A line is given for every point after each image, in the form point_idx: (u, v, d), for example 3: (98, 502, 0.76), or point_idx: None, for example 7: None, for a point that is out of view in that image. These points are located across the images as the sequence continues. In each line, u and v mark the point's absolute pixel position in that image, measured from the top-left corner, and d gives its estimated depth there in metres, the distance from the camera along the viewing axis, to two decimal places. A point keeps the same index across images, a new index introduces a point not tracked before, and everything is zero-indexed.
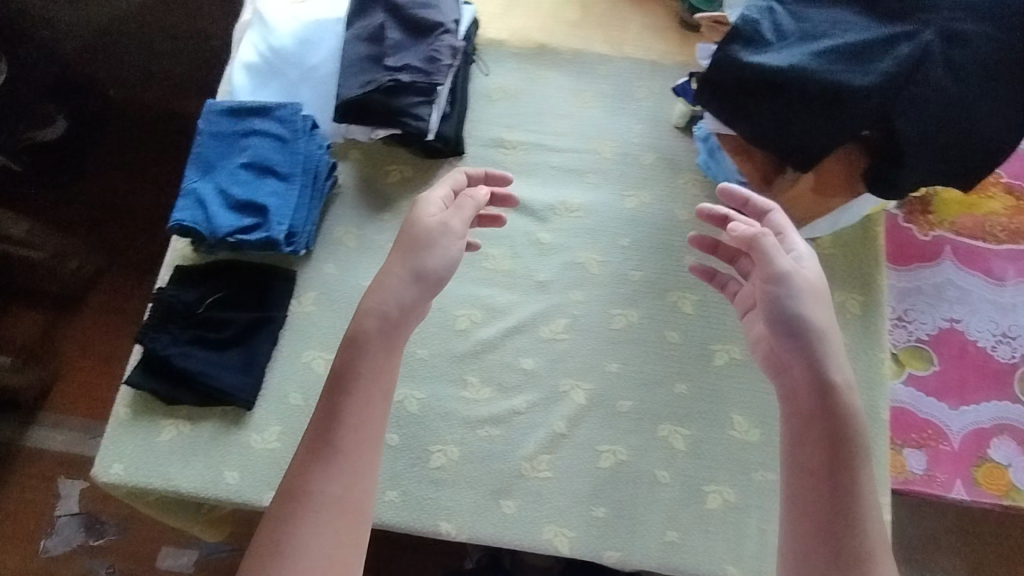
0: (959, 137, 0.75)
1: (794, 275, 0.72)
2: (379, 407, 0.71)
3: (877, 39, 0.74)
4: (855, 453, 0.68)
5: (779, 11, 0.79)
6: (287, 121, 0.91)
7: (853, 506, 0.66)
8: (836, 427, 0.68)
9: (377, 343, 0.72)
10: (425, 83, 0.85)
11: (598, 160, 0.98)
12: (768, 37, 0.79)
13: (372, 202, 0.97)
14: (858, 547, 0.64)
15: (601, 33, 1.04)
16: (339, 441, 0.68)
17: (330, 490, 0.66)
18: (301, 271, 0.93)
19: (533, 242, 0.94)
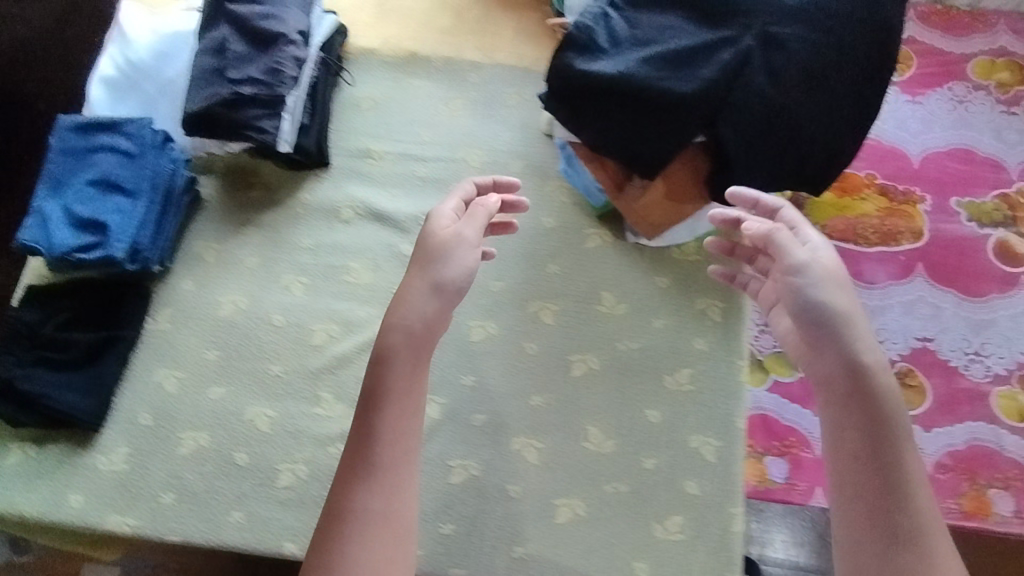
0: (789, 141, 0.73)
1: (811, 264, 0.67)
2: (413, 424, 0.69)
3: (700, 46, 0.73)
4: (900, 445, 0.62)
5: (612, 17, 0.77)
6: (135, 136, 0.89)
7: (904, 503, 0.59)
8: (869, 417, 0.62)
9: (405, 363, 0.70)
10: (269, 95, 0.84)
11: (465, 169, 0.97)
12: (601, 42, 0.76)
13: (234, 216, 0.95)
14: (916, 534, 0.58)
15: (474, 39, 1.03)
16: (378, 458, 0.67)
17: (376, 507, 0.65)
18: (157, 289, 0.92)
19: (395, 255, 0.93)
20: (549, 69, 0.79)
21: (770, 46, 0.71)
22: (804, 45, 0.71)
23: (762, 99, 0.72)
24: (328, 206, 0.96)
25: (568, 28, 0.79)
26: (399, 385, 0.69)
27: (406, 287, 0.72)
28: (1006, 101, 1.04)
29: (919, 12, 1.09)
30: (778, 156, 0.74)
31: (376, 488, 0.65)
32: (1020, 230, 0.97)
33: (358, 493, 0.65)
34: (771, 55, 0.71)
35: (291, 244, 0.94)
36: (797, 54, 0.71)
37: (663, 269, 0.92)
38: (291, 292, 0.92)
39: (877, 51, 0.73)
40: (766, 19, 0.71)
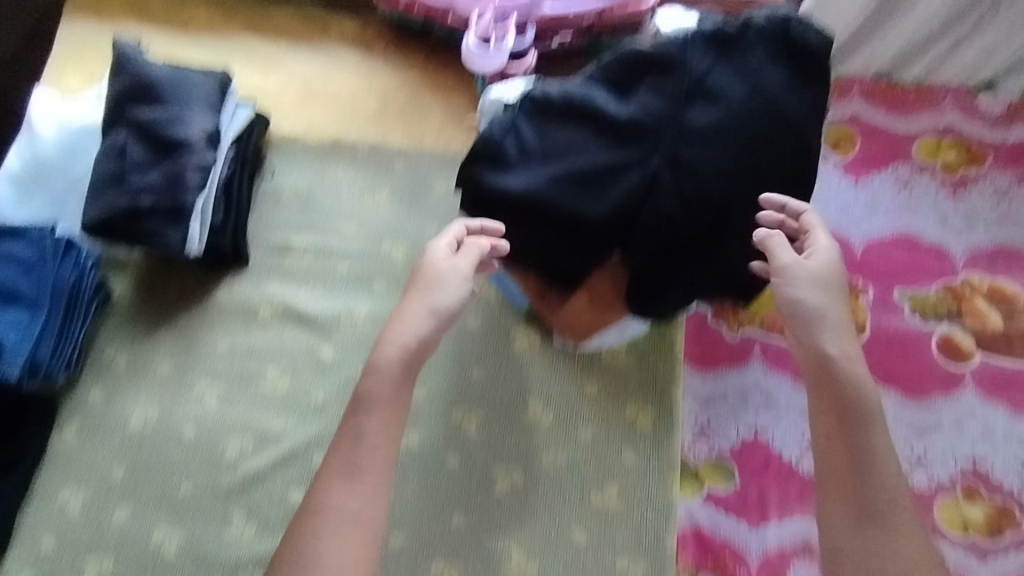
0: (703, 265, 0.71)
1: (809, 267, 0.69)
2: (383, 471, 0.69)
3: (609, 166, 0.69)
4: (869, 448, 0.67)
5: (522, 129, 0.73)
6: (36, 243, 0.85)
7: (871, 506, 0.65)
8: (839, 425, 0.68)
9: (379, 418, 0.70)
10: (172, 203, 0.80)
11: (389, 265, 0.94)
12: (511, 157, 0.73)
13: (147, 319, 0.91)
14: (885, 509, 0.65)
15: (401, 126, 1.00)
16: (359, 461, 0.68)
17: (349, 506, 0.66)
18: (65, 399, 0.88)
19: (314, 360, 0.90)
20: (460, 179, 0.75)
21: (682, 169, 0.67)
22: (717, 168, 0.68)
23: (675, 224, 0.69)
24: (244, 306, 0.92)
25: (478, 137, 0.74)
26: (371, 425, 0.69)
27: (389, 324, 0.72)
28: (951, 184, 1.01)
29: (863, 88, 1.05)
30: (694, 280, 0.72)
31: (340, 510, 0.66)
32: (963, 324, 0.94)
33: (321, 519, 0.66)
34: (684, 179, 0.68)
35: (205, 349, 0.90)
36: (710, 179, 0.68)
37: (592, 374, 0.89)
38: (204, 402, 0.88)
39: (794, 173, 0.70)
40: (676, 142, 0.67)
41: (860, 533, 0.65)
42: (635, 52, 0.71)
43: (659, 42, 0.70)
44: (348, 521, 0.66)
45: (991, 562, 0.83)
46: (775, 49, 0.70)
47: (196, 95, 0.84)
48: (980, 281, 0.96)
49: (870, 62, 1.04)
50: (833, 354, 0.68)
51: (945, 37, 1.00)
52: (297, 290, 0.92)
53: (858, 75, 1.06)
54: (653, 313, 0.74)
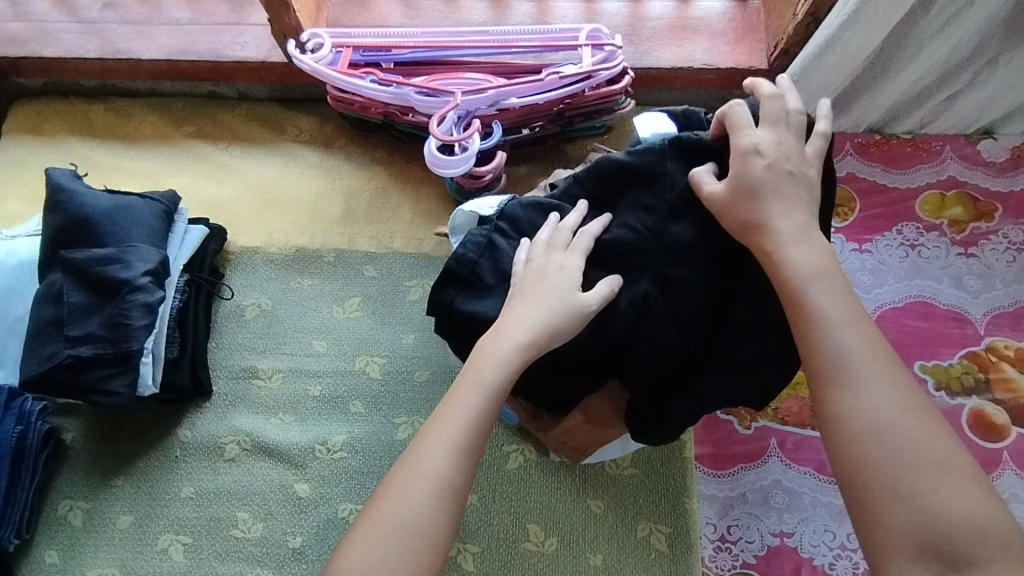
0: (703, 393, 0.63)
1: (747, 181, 0.58)
2: (455, 492, 0.54)
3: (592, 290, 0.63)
4: (845, 346, 0.52)
5: (500, 247, 0.68)
6: None
7: (864, 417, 0.50)
8: (801, 330, 0.54)
9: (479, 431, 0.57)
10: (117, 349, 0.73)
11: (365, 382, 0.87)
12: (487, 280, 0.67)
13: (104, 465, 0.84)
14: (855, 378, 0.51)
15: (368, 228, 0.94)
16: (447, 418, 0.57)
17: (436, 462, 0.54)
18: (14, 566, 0.79)
19: (289, 497, 0.81)
20: (429, 303, 0.68)
21: (670, 288, 0.61)
22: (710, 284, 0.61)
23: (667, 350, 0.62)
24: (211, 442, 0.84)
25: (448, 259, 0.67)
26: (455, 427, 0.56)
27: (496, 329, 0.61)
28: (961, 242, 0.95)
29: (856, 144, 1.01)
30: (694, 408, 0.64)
31: (396, 514, 0.53)
32: (994, 396, 0.87)
33: (368, 531, 0.52)
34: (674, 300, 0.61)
35: (169, 495, 0.82)
36: (704, 297, 0.61)
37: (596, 492, 0.81)
38: (169, 558, 0.79)
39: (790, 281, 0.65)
40: (662, 261, 0.61)
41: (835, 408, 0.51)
42: (611, 161, 0.65)
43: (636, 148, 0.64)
44: (404, 532, 0.52)
45: None
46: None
47: (140, 227, 0.79)
48: (1006, 346, 0.89)
49: (861, 119, 0.99)
50: (786, 253, 0.56)
51: (938, 93, 0.94)
52: (267, 420, 0.85)
53: (850, 132, 1.01)
54: (659, 439, 0.67)
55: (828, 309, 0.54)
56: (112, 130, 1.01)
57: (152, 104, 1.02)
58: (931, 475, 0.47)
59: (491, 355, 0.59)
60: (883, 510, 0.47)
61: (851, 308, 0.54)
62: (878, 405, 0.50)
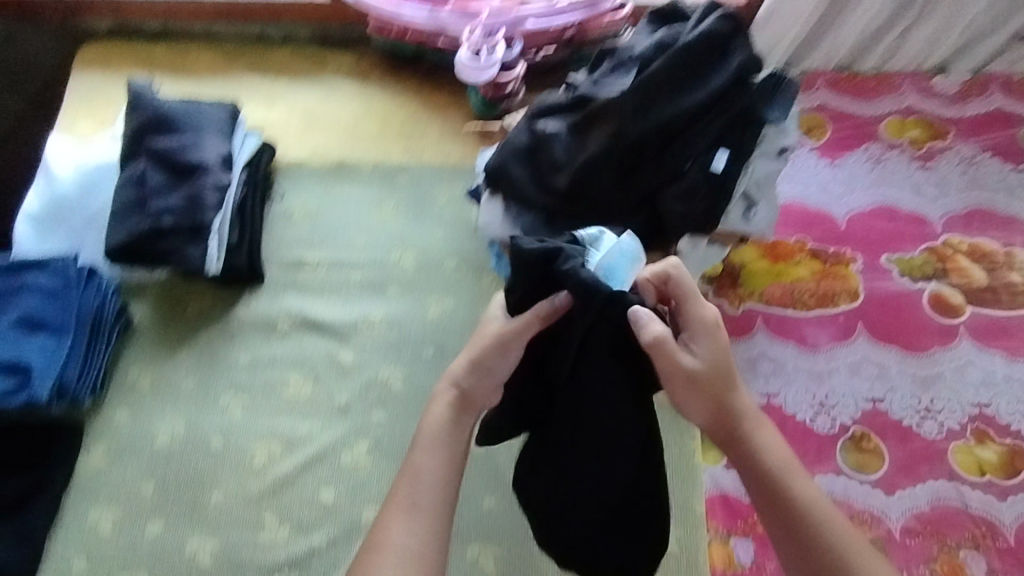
0: (639, 455, 0.68)
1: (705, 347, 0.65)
2: (427, 558, 0.61)
3: (612, 159, 0.74)
4: (836, 544, 0.63)
5: (539, 124, 0.81)
6: (61, 272, 0.88)
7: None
8: (802, 526, 0.64)
9: (428, 492, 0.64)
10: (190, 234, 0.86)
11: (399, 271, 0.98)
12: (527, 147, 0.81)
13: (169, 339, 0.94)
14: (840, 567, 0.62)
15: (401, 144, 1.07)
16: (409, 499, 0.63)
17: (402, 540, 0.61)
18: (89, 422, 0.89)
19: (334, 364, 0.92)
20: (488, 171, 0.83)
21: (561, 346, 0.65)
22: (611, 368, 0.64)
23: (572, 385, 0.65)
24: (264, 320, 0.95)
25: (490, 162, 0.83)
26: (411, 502, 0.63)
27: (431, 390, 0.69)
28: (920, 157, 1.08)
29: (828, 79, 1.15)
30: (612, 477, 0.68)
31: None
32: (950, 281, 0.99)
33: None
34: (578, 372, 0.64)
35: (227, 363, 0.93)
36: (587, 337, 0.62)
37: None
38: (229, 414, 0.90)
39: (756, 153, 0.79)
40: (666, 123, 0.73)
41: None
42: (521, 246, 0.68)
43: (636, 57, 0.78)
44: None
45: (1012, 501, 0.86)
46: (718, 50, 0.74)
47: (210, 124, 0.91)
48: (961, 241, 1.02)
49: (829, 57, 1.13)
50: (763, 448, 0.68)
51: (894, 27, 1.09)
52: (313, 302, 0.96)
53: (821, 69, 1.15)
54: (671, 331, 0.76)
55: (814, 512, 0.65)
56: (169, 64, 1.13)
57: (207, 44, 1.15)
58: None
59: (433, 427, 0.67)
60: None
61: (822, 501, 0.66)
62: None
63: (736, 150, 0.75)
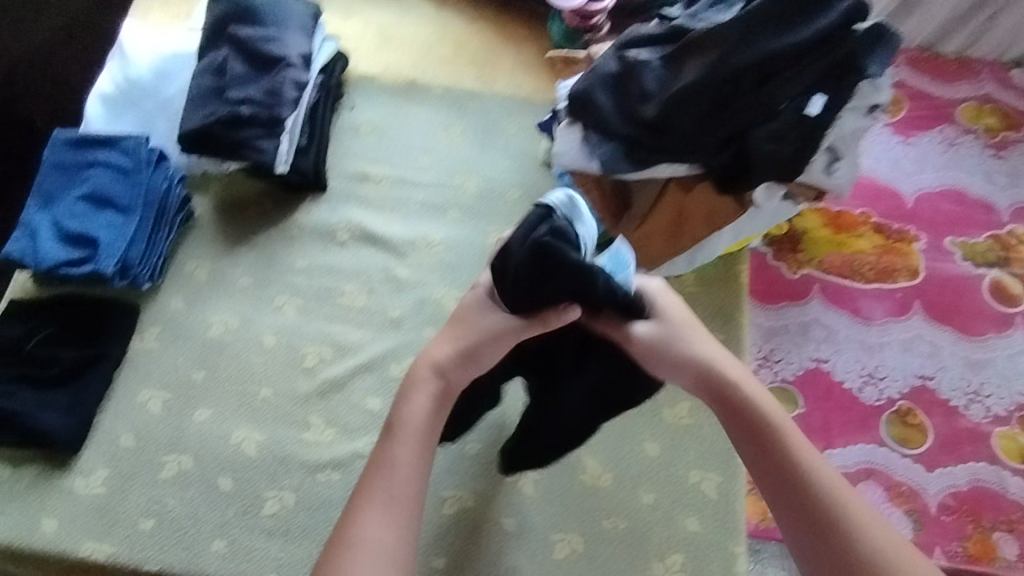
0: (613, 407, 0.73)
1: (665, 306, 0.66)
2: (399, 554, 0.55)
3: (707, 89, 0.73)
4: (831, 489, 0.57)
5: (629, 54, 0.80)
6: (130, 153, 0.88)
7: (864, 553, 0.54)
8: (791, 471, 0.58)
9: (404, 481, 0.59)
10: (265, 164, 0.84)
11: (461, 195, 0.97)
12: (616, 76, 0.80)
13: (228, 235, 0.94)
14: (834, 513, 0.56)
15: (473, 70, 1.06)
16: (381, 491, 0.58)
17: (372, 533, 0.55)
18: (144, 305, 0.89)
19: (389, 279, 0.92)
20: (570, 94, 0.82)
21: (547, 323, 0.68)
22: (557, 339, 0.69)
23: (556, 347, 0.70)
24: (324, 228, 0.95)
25: (575, 87, 0.82)
26: (385, 491, 0.58)
27: (409, 377, 0.64)
28: (994, 145, 1.06)
29: (909, 57, 1.12)
30: (564, 434, 0.75)
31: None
32: (1011, 271, 0.98)
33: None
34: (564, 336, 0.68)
35: (284, 265, 0.93)
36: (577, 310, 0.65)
37: None
38: (283, 314, 0.90)
39: (846, 107, 0.76)
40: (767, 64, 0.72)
41: (829, 542, 0.55)
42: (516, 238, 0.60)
43: None
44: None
45: None
46: None
47: (293, 20, 0.90)
48: None
49: (916, 34, 1.11)
50: (750, 395, 0.62)
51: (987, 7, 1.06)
52: (374, 216, 0.96)
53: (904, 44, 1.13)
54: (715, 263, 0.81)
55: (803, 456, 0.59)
56: None
57: None
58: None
59: (410, 410, 0.62)
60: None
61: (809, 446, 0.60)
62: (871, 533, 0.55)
63: (834, 92, 0.74)
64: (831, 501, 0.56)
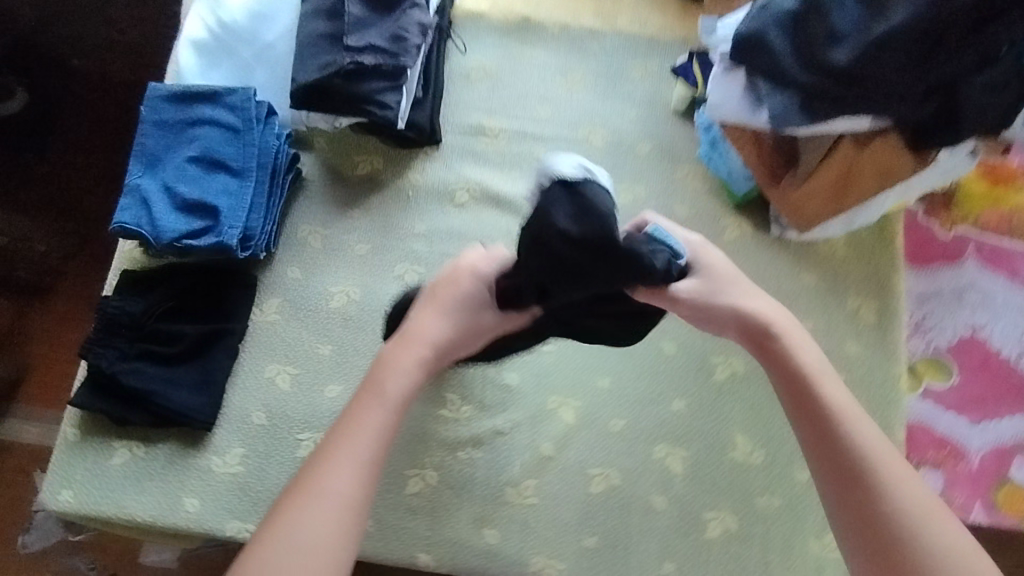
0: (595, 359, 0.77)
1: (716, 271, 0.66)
2: (355, 508, 0.56)
3: (917, 32, 0.64)
4: (867, 450, 0.58)
5: None
6: (238, 108, 0.80)
7: (888, 509, 0.55)
8: (828, 427, 0.59)
9: (374, 439, 0.59)
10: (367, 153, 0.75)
11: (587, 149, 0.89)
12: (795, 15, 0.69)
13: (341, 196, 0.87)
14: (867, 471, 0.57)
15: (592, 5, 0.95)
16: (348, 446, 0.58)
17: (334, 486, 0.56)
18: (261, 275, 0.84)
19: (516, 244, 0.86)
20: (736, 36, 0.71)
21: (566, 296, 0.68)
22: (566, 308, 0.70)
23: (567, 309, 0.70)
24: (441, 188, 0.88)
25: (739, 29, 0.71)
26: (355, 445, 0.58)
27: (398, 342, 0.63)
28: None
29: None
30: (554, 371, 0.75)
31: (299, 536, 0.54)
32: None
33: (275, 547, 0.53)
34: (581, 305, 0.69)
35: (403, 230, 0.86)
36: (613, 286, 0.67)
37: (809, 265, 0.84)
38: (405, 283, 0.84)
39: None
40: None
41: (858, 497, 0.56)
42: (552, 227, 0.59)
43: None
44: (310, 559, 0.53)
45: None
46: None
47: None
48: None
49: None
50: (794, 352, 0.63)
51: None
52: (495, 174, 0.88)
53: None
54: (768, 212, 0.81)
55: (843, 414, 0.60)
56: None
57: None
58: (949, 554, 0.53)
59: (396, 371, 0.62)
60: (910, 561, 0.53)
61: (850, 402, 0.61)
62: (898, 486, 0.56)
63: None
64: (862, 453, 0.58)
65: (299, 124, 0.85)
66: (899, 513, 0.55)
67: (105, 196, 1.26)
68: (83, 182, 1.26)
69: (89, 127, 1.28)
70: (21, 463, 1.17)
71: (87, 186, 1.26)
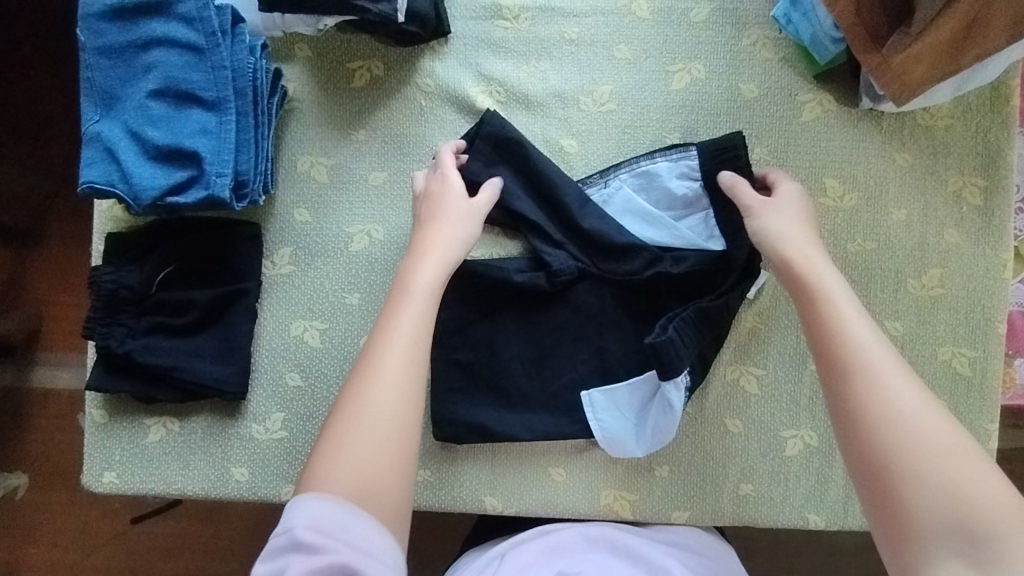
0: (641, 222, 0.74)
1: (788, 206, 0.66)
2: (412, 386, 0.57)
3: None
4: (871, 352, 0.55)
5: None
6: (195, 20, 0.65)
7: (884, 407, 0.52)
8: (839, 333, 0.56)
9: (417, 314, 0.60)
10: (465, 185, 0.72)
11: (632, 23, 0.73)
12: None
13: (339, 116, 0.73)
14: (876, 376, 0.54)
15: None
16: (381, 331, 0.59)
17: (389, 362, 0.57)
18: (266, 223, 0.73)
19: (554, 153, 0.73)
20: None
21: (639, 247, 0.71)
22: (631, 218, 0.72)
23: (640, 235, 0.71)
24: (458, 89, 0.73)
25: None
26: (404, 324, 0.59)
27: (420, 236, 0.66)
28: None
29: None
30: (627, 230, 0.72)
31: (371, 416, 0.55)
32: None
33: (353, 428, 0.54)
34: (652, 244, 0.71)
35: (423, 147, 0.73)
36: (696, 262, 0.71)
37: (905, 144, 0.72)
38: None
39: None
40: None
41: (862, 395, 0.53)
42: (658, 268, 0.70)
43: None
44: (383, 427, 0.55)
45: None
46: None
47: None
48: None
49: None
50: (820, 277, 0.60)
51: None
52: (521, 69, 0.73)
53: None
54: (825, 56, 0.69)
55: (854, 325, 0.57)
56: None
57: None
58: (953, 496, 0.48)
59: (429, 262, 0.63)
60: (923, 495, 0.49)
61: (883, 342, 0.56)
62: (916, 417, 0.51)
63: None
64: (872, 388, 0.53)
65: (274, 29, 0.71)
66: (900, 415, 0.52)
67: (72, 124, 1.11)
68: (42, 111, 1.11)
69: (35, 43, 1.10)
70: (61, 411, 1.14)
71: (46, 114, 1.11)
